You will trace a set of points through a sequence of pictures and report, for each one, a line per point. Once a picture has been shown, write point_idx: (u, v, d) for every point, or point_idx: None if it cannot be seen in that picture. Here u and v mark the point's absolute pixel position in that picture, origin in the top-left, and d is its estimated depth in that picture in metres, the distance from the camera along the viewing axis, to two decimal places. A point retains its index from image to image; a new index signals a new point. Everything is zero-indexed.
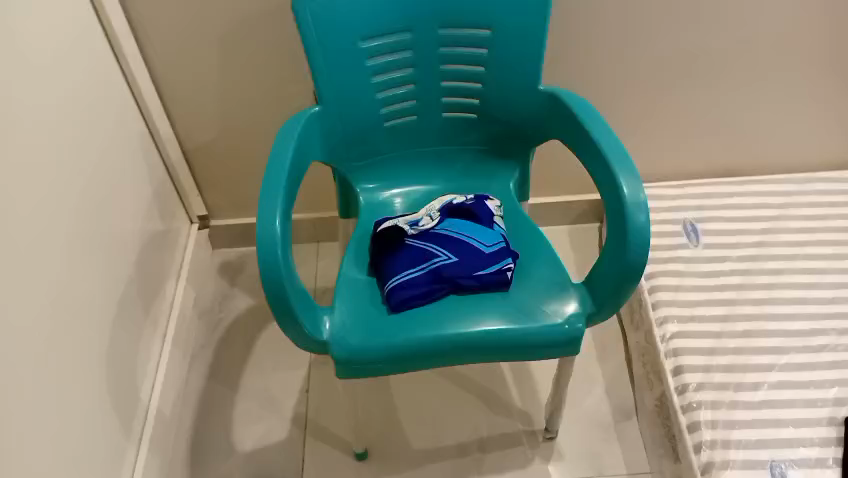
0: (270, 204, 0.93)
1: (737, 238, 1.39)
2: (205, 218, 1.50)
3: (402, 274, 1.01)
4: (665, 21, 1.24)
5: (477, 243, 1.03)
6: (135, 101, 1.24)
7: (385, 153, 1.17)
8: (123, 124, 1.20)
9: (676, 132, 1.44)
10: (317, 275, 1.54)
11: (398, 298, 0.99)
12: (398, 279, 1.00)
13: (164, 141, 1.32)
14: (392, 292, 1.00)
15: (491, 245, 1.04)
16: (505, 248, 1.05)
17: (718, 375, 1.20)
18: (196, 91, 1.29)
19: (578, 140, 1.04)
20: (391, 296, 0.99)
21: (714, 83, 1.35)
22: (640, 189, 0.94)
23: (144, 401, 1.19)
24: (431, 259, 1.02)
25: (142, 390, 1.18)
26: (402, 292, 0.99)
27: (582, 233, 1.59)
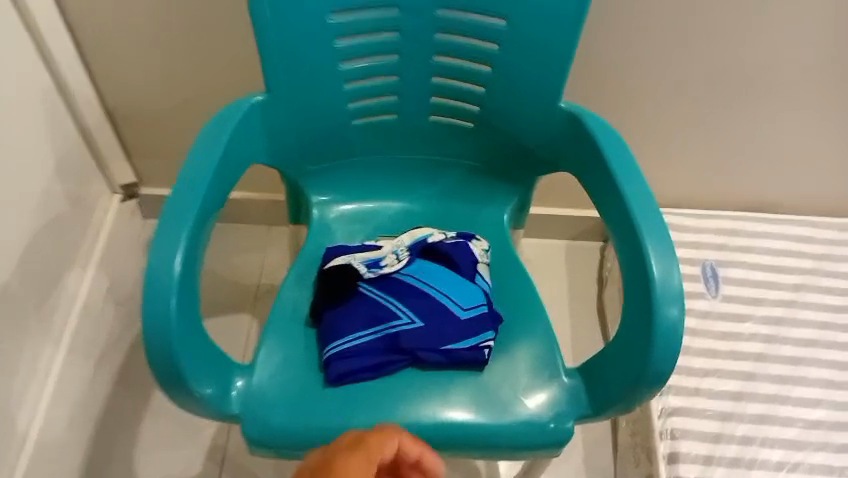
0: (170, 238, 0.68)
1: (763, 292, 1.16)
2: (131, 187, 1.25)
3: (347, 339, 0.78)
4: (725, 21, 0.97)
5: (450, 306, 0.79)
6: (34, 42, 0.97)
7: (350, 158, 0.90)
8: (11, 71, 0.92)
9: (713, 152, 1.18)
10: (263, 268, 1.30)
11: (336, 373, 0.77)
12: (341, 347, 0.77)
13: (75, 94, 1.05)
14: (330, 361, 0.77)
15: (468, 309, 0.79)
16: (487, 314, 0.80)
17: (719, 471, 1.00)
18: (117, 39, 1.02)
19: (601, 185, 0.77)
20: (329, 367, 0.77)
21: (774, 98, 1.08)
22: (674, 270, 0.69)
23: (22, 421, 0.97)
24: (387, 321, 0.78)
25: (19, 407, 0.97)
26: (343, 365, 0.77)
27: (580, 252, 1.35)
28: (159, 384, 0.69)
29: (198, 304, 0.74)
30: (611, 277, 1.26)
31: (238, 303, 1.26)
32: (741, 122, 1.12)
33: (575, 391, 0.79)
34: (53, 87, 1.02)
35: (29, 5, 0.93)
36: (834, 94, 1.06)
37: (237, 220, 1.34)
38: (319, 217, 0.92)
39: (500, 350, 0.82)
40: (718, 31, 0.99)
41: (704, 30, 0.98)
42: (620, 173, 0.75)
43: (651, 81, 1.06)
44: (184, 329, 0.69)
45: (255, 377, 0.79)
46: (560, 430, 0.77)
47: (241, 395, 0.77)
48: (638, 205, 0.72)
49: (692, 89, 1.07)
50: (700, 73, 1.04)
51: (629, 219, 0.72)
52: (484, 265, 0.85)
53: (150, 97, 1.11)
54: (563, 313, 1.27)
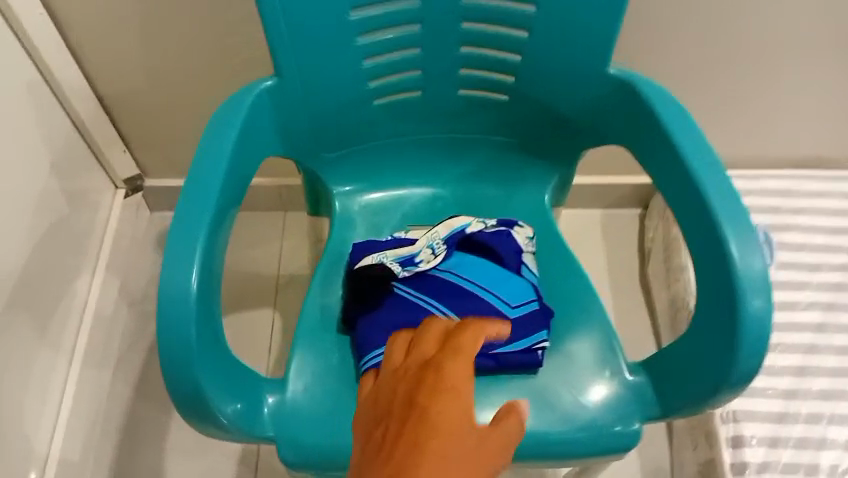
0: (183, 253, 0.60)
1: (822, 258, 1.07)
2: (134, 180, 1.17)
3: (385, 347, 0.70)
4: None
5: (497, 305, 0.72)
6: (13, 32, 0.88)
7: (373, 142, 0.81)
8: None
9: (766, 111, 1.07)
10: (282, 257, 1.22)
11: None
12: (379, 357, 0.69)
13: (62, 85, 0.96)
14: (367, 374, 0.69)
15: (517, 307, 0.72)
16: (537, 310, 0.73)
17: (786, 454, 0.93)
18: (105, 24, 0.92)
19: (663, 159, 0.68)
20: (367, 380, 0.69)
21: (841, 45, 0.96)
22: (757, 256, 0.60)
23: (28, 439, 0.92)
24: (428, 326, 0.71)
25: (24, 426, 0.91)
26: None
27: (618, 221, 1.26)
28: (183, 417, 0.61)
29: (219, 321, 0.66)
30: (654, 249, 1.18)
31: (257, 298, 1.19)
32: (799, 78, 1.00)
33: (633, 393, 0.73)
34: (39, 79, 0.93)
35: None
36: None
37: (250, 208, 1.26)
38: (341, 209, 0.84)
39: (551, 351, 0.75)
40: None
41: None
42: (686, 146, 0.65)
43: (701, 35, 0.94)
44: (205, 351, 0.61)
45: (288, 391, 0.72)
46: (617, 437, 0.71)
47: (273, 412, 0.70)
48: (710, 183, 0.63)
49: (746, 40, 0.95)
50: (757, 24, 0.92)
51: (700, 200, 0.64)
52: (530, 254, 0.77)
53: (146, 85, 1.01)
54: (603, 288, 1.19)
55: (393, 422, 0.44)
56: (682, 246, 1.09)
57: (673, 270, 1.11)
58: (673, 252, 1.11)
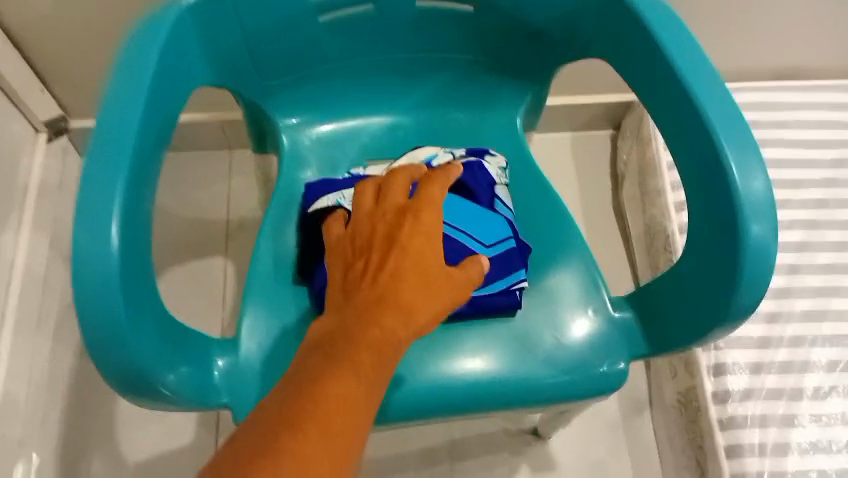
0: (99, 207, 0.50)
1: (803, 174, 1.03)
2: (57, 122, 1.04)
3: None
4: None
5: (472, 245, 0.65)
6: None
7: (321, 66, 0.71)
8: None
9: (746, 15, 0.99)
10: (230, 199, 1.13)
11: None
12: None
13: None
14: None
15: (493, 245, 0.65)
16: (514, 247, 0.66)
17: (770, 379, 0.90)
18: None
19: (654, 72, 0.60)
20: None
21: None
22: (758, 175, 0.54)
23: None
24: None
25: None
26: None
27: (588, 143, 1.19)
28: (118, 392, 0.53)
29: (153, 282, 0.57)
30: (628, 172, 1.11)
31: (208, 245, 1.10)
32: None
33: (619, 331, 0.67)
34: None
35: None
36: None
37: (190, 147, 1.15)
38: (290, 143, 0.75)
39: (529, 293, 0.69)
40: None
41: None
42: (679, 59, 0.57)
43: None
44: (138, 319, 0.52)
45: (241, 352, 0.64)
46: (604, 379, 0.65)
47: (226, 375, 0.63)
48: (707, 98, 0.56)
49: None
50: None
51: (696, 118, 0.56)
52: (503, 185, 0.70)
53: (56, 12, 0.88)
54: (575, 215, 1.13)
55: (375, 257, 0.51)
56: (657, 168, 1.03)
57: (649, 194, 1.05)
58: (648, 175, 1.05)
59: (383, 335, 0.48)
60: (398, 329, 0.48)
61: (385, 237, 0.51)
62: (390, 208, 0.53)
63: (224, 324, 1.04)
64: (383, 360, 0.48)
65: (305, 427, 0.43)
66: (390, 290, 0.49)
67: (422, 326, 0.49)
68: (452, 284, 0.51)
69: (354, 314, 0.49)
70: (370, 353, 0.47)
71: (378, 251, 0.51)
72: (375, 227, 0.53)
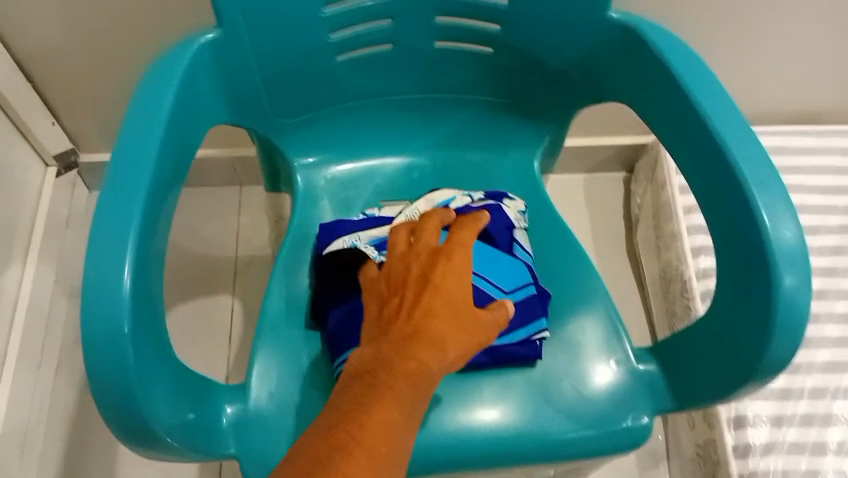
0: (111, 247, 0.48)
1: (821, 219, 1.01)
2: (67, 155, 1.04)
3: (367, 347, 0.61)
4: None
5: (491, 289, 0.63)
6: None
7: (338, 105, 0.70)
8: None
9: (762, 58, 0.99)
10: (238, 236, 1.11)
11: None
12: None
13: None
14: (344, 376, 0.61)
15: (512, 291, 0.64)
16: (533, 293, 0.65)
17: (792, 432, 0.87)
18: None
19: (678, 116, 0.59)
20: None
21: None
22: (789, 222, 0.52)
23: None
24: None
25: None
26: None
27: (600, 185, 1.17)
28: (122, 442, 0.50)
29: (162, 324, 0.55)
30: (642, 215, 1.10)
31: (215, 282, 1.08)
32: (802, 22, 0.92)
33: (642, 383, 0.65)
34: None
35: None
36: None
37: (199, 183, 1.14)
38: (305, 184, 0.73)
39: (549, 342, 0.68)
40: None
41: None
42: (705, 104, 0.56)
43: None
44: (146, 363, 0.50)
45: (250, 400, 0.62)
46: (627, 433, 0.63)
47: (234, 424, 0.60)
48: (735, 143, 0.55)
49: None
50: None
51: (724, 163, 0.55)
52: (521, 229, 0.68)
53: (71, 46, 0.88)
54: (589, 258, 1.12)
55: (410, 295, 0.52)
56: (672, 211, 1.02)
57: (664, 238, 1.03)
58: (663, 219, 1.04)
59: (419, 368, 0.49)
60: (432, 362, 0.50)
61: (420, 277, 0.53)
62: (423, 249, 0.55)
63: (229, 363, 1.02)
64: (418, 391, 0.50)
65: (352, 452, 0.45)
66: (425, 326, 0.51)
67: (453, 362, 0.51)
68: (480, 325, 0.53)
69: (391, 347, 0.50)
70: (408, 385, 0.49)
71: (413, 289, 0.53)
72: (409, 267, 0.55)
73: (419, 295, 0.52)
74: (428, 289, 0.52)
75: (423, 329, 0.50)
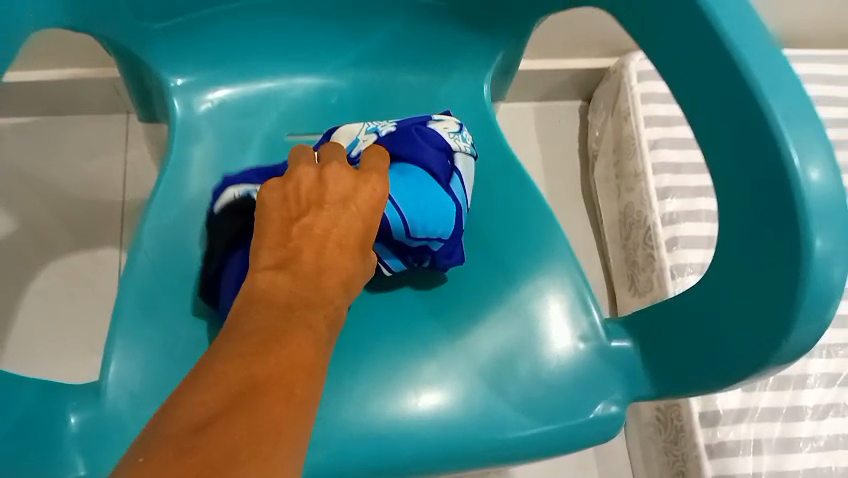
0: None
1: None
2: None
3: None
4: None
5: (396, 228, 0.48)
6: None
7: (223, 5, 0.52)
8: None
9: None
10: (126, 177, 0.92)
11: None
12: None
13: None
14: None
15: (418, 238, 0.49)
16: (437, 248, 0.50)
17: (765, 397, 0.78)
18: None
19: (672, 18, 0.44)
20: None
21: None
22: (826, 164, 0.39)
23: None
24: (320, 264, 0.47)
25: None
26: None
27: (552, 115, 1.03)
28: None
29: None
30: (600, 152, 0.97)
31: (99, 231, 0.89)
32: None
33: (611, 363, 0.52)
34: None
35: None
36: None
37: (67, 111, 0.93)
38: (183, 112, 0.56)
39: (482, 314, 0.54)
40: None
41: None
42: (719, 8, 0.42)
43: None
44: None
45: (105, 403, 0.46)
46: (594, 427, 0.51)
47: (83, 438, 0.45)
48: (758, 59, 0.40)
49: None
50: None
51: (741, 85, 0.41)
52: (463, 154, 0.53)
53: None
54: None
55: (330, 216, 0.38)
56: (636, 148, 0.88)
57: (625, 178, 0.90)
58: (625, 156, 0.91)
59: (335, 311, 0.37)
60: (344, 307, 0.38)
61: (339, 200, 0.39)
62: (341, 170, 0.40)
63: None
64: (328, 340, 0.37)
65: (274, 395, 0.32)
66: (341, 263, 0.37)
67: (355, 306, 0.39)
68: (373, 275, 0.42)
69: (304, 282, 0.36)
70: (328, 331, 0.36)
71: (330, 213, 0.38)
72: (325, 184, 0.39)
73: (341, 217, 0.38)
74: (351, 212, 0.39)
75: (339, 265, 0.37)
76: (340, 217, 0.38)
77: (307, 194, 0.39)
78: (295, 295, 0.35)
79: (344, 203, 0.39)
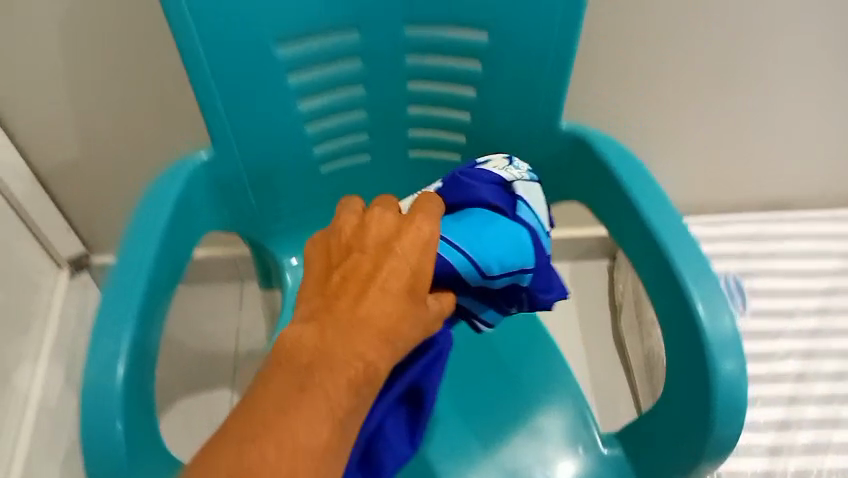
0: (110, 336, 0.54)
1: (793, 303, 1.04)
2: (81, 259, 1.11)
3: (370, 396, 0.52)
4: (731, 20, 0.85)
5: (475, 272, 0.54)
6: None
7: (324, 208, 0.78)
8: None
9: (740, 139, 1.03)
10: (239, 332, 1.16)
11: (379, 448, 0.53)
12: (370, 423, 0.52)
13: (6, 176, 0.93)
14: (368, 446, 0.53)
15: (499, 275, 0.55)
16: (526, 282, 0.57)
17: None
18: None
19: (619, 211, 0.65)
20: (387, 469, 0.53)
21: (792, 90, 0.95)
22: (725, 312, 0.56)
23: None
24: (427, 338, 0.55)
25: None
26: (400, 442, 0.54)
27: (584, 272, 1.23)
28: None
29: (156, 414, 0.59)
30: (625, 302, 1.14)
31: (217, 375, 1.12)
32: (763, 113, 0.99)
33: (606, 469, 0.68)
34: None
35: None
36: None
37: (200, 282, 1.20)
38: (294, 283, 0.79)
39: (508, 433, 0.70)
40: (724, 33, 0.86)
41: (712, 30, 0.86)
42: (646, 205, 0.62)
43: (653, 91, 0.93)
44: (140, 458, 0.54)
45: None
46: None
47: None
48: (672, 239, 0.60)
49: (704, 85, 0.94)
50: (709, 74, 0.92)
51: (663, 257, 0.60)
52: (521, 183, 0.60)
53: (91, 161, 0.97)
54: (576, 343, 1.15)
55: (369, 265, 0.48)
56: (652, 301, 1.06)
57: (646, 325, 1.07)
58: (644, 307, 1.08)
59: (369, 352, 0.44)
60: (384, 348, 0.45)
61: (380, 242, 0.49)
62: (385, 223, 0.50)
63: None
64: (369, 379, 0.45)
65: (286, 433, 0.41)
66: (376, 308, 0.45)
67: (403, 345, 0.47)
68: (433, 309, 0.49)
69: (339, 328, 0.45)
70: (365, 354, 0.44)
71: (370, 262, 0.48)
72: (369, 229, 0.50)
73: (382, 262, 0.47)
74: (392, 257, 0.47)
75: (373, 311, 0.45)
76: (381, 263, 0.47)
77: (355, 247, 0.49)
78: (328, 342, 0.44)
79: (385, 248, 0.48)
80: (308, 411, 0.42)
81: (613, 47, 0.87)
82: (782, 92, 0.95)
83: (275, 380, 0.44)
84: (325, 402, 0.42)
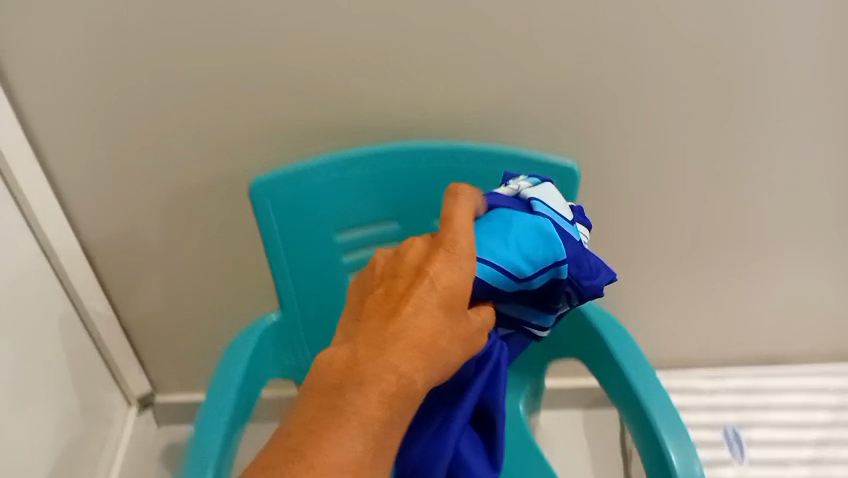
0: (198, 466, 0.70)
1: (789, 453, 1.13)
2: (147, 397, 1.26)
3: (442, 430, 0.63)
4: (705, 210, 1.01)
5: (512, 275, 0.64)
6: (64, 289, 1.04)
7: None
8: (48, 318, 0.99)
9: (738, 277, 1.11)
10: None
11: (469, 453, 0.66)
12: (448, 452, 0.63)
13: (97, 327, 1.10)
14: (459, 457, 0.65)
15: (533, 273, 0.64)
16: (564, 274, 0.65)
17: None
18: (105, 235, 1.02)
19: (609, 371, 0.80)
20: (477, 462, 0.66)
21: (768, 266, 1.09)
22: (695, 461, 0.69)
23: None
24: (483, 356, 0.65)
25: None
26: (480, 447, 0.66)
27: (598, 418, 1.34)
28: None
29: None
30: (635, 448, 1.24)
31: None
32: (746, 285, 1.12)
33: None
34: (39, 254, 0.98)
35: (65, 265, 1.01)
36: (823, 261, 1.08)
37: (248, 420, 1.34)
38: None
39: None
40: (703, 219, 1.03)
41: (692, 217, 1.02)
42: (629, 367, 0.76)
43: (646, 263, 1.09)
44: None
45: None
46: None
47: None
48: (651, 397, 0.74)
49: (689, 263, 1.09)
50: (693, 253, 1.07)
51: (644, 412, 0.73)
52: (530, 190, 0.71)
53: (169, 314, 1.15)
54: None
55: (405, 288, 0.56)
56: None
57: None
58: None
59: (400, 368, 0.52)
60: (416, 363, 0.53)
61: (416, 266, 0.57)
62: (421, 248, 0.58)
63: None
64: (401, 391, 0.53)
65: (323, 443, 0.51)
66: (407, 327, 0.53)
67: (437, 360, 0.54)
68: (469, 323, 0.57)
69: (373, 346, 0.53)
70: (398, 368, 0.52)
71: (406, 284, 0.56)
72: (406, 254, 0.58)
73: (417, 285, 0.55)
74: (426, 282, 0.55)
75: (404, 331, 0.53)
76: (416, 286, 0.55)
77: (395, 270, 0.58)
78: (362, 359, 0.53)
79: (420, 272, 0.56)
80: (340, 426, 0.51)
81: (610, 229, 1.04)
82: (763, 257, 1.08)
83: (313, 394, 0.54)
84: (356, 417, 0.51)
